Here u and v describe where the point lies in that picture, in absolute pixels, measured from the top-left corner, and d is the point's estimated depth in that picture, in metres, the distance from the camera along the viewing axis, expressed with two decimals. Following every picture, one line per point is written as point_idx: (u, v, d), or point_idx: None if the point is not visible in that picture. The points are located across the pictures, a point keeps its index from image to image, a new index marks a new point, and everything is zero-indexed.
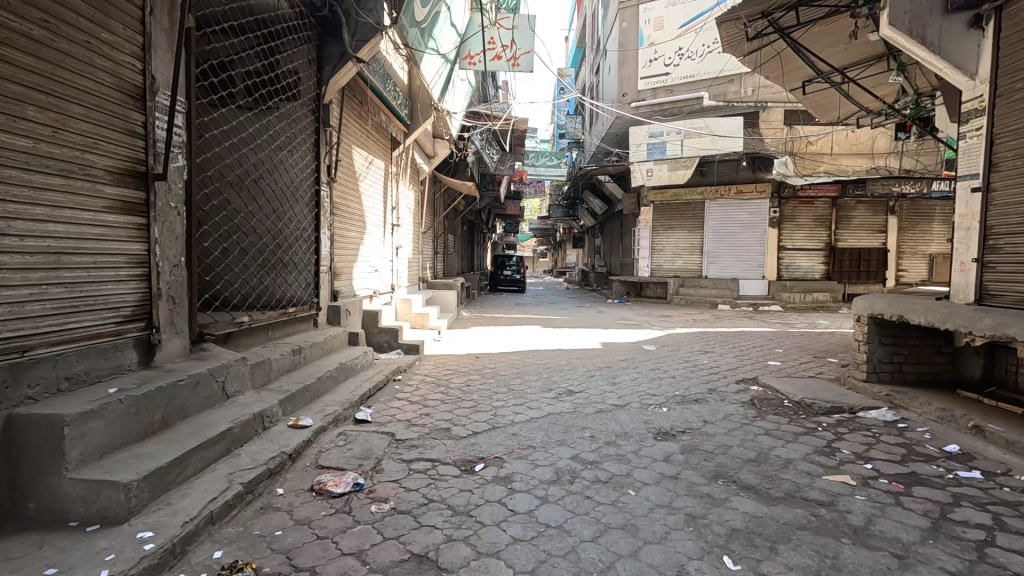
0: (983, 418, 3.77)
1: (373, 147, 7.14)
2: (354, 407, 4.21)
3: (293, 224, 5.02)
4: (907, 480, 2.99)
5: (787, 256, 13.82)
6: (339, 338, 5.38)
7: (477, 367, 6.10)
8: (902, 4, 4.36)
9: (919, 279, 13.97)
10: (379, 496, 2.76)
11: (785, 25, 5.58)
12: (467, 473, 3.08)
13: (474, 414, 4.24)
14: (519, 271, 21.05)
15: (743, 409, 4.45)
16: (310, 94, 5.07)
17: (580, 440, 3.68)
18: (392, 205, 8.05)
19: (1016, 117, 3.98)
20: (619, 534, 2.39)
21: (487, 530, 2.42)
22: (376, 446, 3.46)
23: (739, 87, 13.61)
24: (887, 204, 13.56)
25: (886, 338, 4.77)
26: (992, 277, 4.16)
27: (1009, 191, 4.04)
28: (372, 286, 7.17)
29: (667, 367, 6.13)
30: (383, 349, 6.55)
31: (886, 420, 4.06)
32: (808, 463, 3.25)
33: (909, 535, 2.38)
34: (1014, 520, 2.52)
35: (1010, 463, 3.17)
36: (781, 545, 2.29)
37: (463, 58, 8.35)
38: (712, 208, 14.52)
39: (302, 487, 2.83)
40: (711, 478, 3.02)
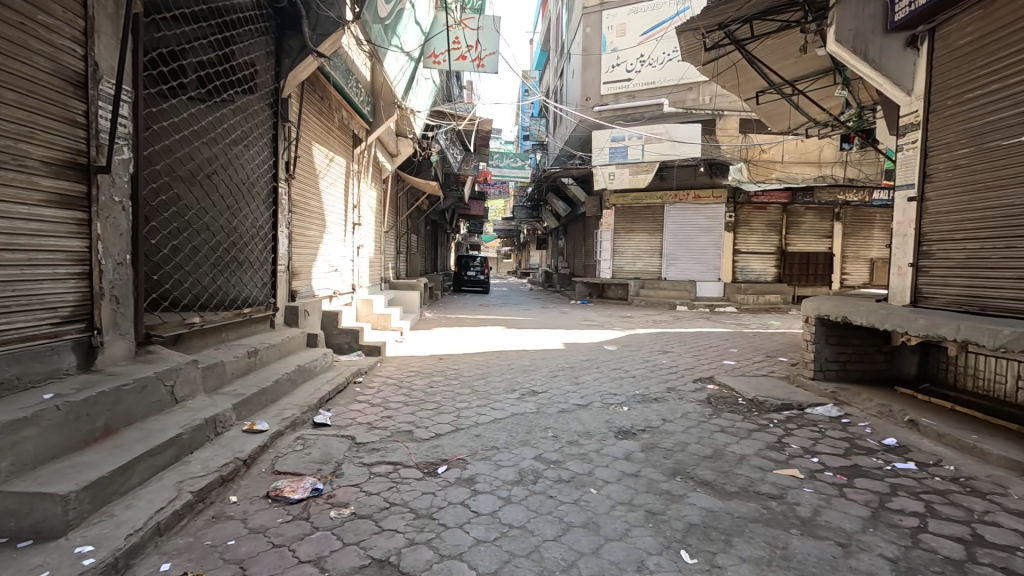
0: (917, 413, 4.03)
1: (334, 144, 6.97)
2: (314, 410, 4.10)
3: (248, 221, 4.81)
4: (850, 472, 3.16)
5: (742, 260, 14.36)
6: (297, 340, 5.23)
7: (441, 368, 6.06)
8: (846, 23, 4.65)
9: (861, 283, 14.81)
10: (339, 501, 2.70)
11: (740, 37, 5.82)
12: (430, 476, 3.05)
13: (437, 416, 4.21)
14: (483, 272, 21.06)
15: (701, 407, 4.59)
16: (267, 88, 4.90)
17: (544, 440, 3.70)
18: (353, 203, 7.88)
19: (948, 132, 4.27)
20: (581, 532, 2.43)
21: (449, 532, 2.40)
22: (336, 450, 3.38)
23: (697, 95, 14.08)
24: (833, 211, 14.32)
25: (831, 338, 5.02)
26: (925, 281, 4.45)
27: (940, 201, 4.34)
28: (331, 286, 6.98)
29: (628, 367, 6.26)
30: (344, 351, 6.41)
31: (831, 416, 4.28)
32: (760, 458, 3.39)
33: (853, 525, 2.52)
34: (944, 507, 2.71)
35: (940, 454, 3.41)
36: (735, 538, 2.38)
37: (427, 57, 8.24)
38: (671, 212, 14.90)
39: (257, 494, 2.73)
40: (670, 475, 3.11)
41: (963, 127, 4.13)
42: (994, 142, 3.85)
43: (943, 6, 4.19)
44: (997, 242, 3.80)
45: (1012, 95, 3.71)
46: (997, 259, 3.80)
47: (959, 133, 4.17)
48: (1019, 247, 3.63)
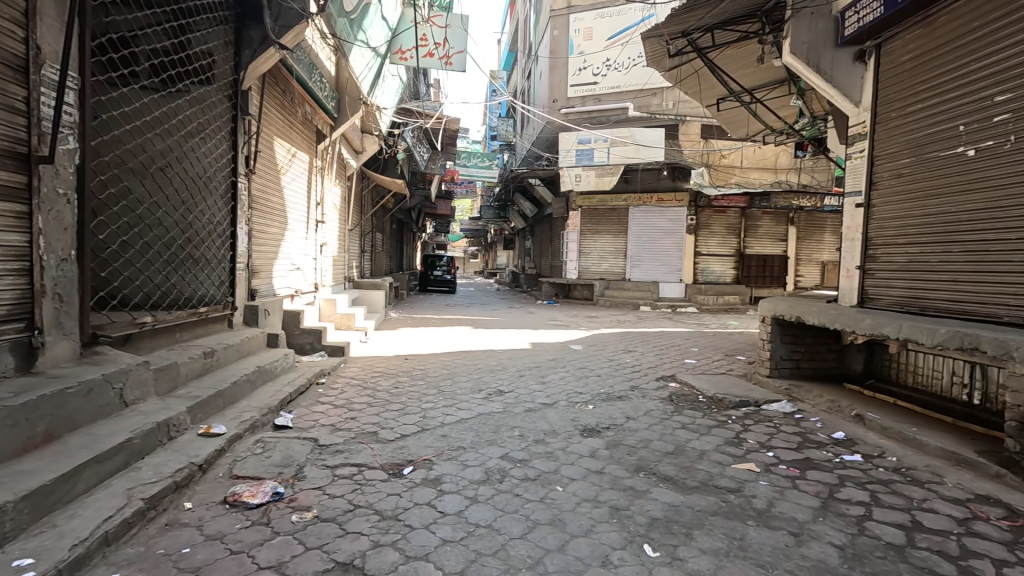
0: (863, 407, 4.25)
1: (296, 139, 6.80)
2: (274, 412, 3.98)
3: (205, 217, 4.64)
4: (802, 465, 3.31)
5: (702, 262, 14.79)
6: (256, 340, 5.07)
7: (406, 369, 6.00)
8: (801, 36, 4.89)
9: (814, 284, 15.50)
10: (301, 505, 2.63)
11: (702, 45, 5.99)
12: (395, 477, 3.02)
13: (402, 417, 4.16)
14: (450, 271, 20.91)
15: (663, 404, 4.71)
16: (226, 79, 4.74)
17: (510, 439, 3.72)
18: (316, 200, 7.71)
19: (891, 143, 4.53)
20: (547, 530, 2.45)
21: (415, 533, 2.38)
22: (297, 453, 3.30)
23: (661, 100, 14.42)
24: (788, 215, 14.95)
25: (786, 337, 5.23)
26: (871, 283, 4.70)
27: (883, 208, 4.60)
28: (293, 285, 6.80)
29: (592, 366, 6.35)
30: (306, 351, 6.26)
31: (785, 412, 4.47)
32: (719, 453, 3.50)
33: (804, 515, 2.64)
34: (887, 496, 2.87)
35: (883, 446, 3.61)
36: (695, 531, 2.45)
37: (394, 53, 8.02)
38: (635, 214, 15.18)
39: (213, 500, 2.63)
40: (634, 471, 3.18)
41: (904, 138, 4.39)
42: (932, 152, 4.11)
43: (889, 23, 4.44)
44: (935, 247, 4.06)
45: (949, 109, 3.97)
46: (935, 263, 4.06)
47: (901, 143, 4.43)
48: (954, 251, 3.88)
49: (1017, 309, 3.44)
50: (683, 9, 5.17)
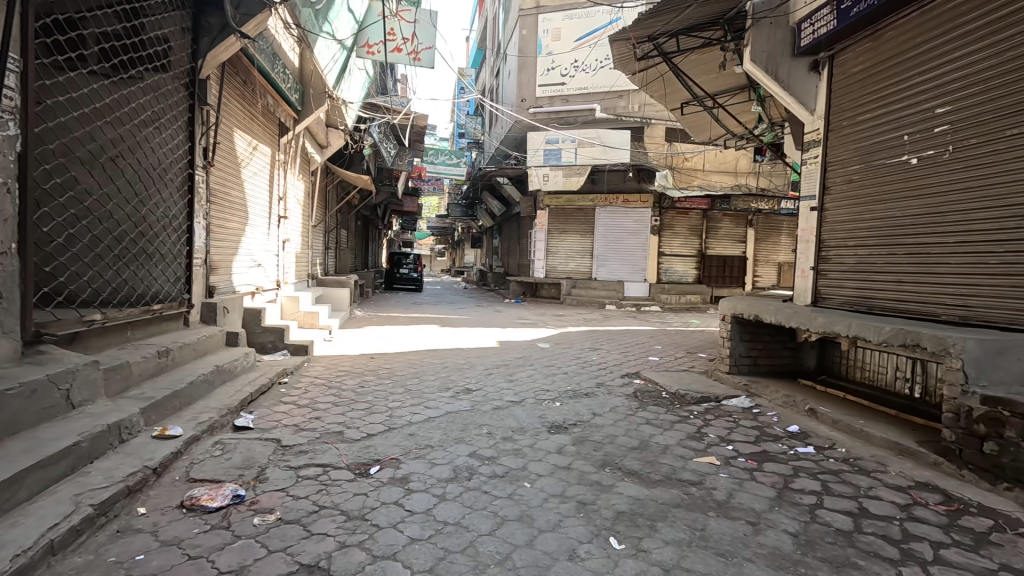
0: (816, 402, 4.45)
1: (258, 131, 6.58)
2: (234, 413, 3.84)
3: (159, 210, 4.44)
4: (759, 457, 3.45)
5: (666, 262, 15.14)
6: (215, 339, 4.89)
7: (373, 367, 5.92)
8: (760, 45, 5.09)
9: (770, 284, 16.12)
10: (263, 507, 2.56)
11: (667, 49, 6.15)
12: (362, 477, 2.97)
13: (369, 416, 4.10)
14: (417, 269, 20.69)
15: (628, 401, 4.81)
16: (182, 67, 4.57)
17: (478, 437, 3.73)
18: (278, 195, 7.49)
19: (843, 149, 4.76)
20: (516, 526, 2.47)
21: (382, 533, 2.36)
22: (259, 454, 3.21)
23: (627, 103, 14.69)
24: (747, 217, 15.48)
25: (744, 334, 5.43)
26: (824, 283, 4.94)
27: (835, 212, 4.83)
28: (253, 282, 6.59)
29: (560, 364, 6.43)
30: (267, 350, 6.09)
31: (744, 407, 4.64)
32: (681, 447, 3.61)
33: (761, 505, 2.75)
34: (837, 485, 3.03)
35: (834, 438, 3.80)
36: (659, 523, 2.52)
37: (360, 47, 7.86)
38: (602, 214, 15.39)
39: (169, 505, 2.53)
40: (600, 466, 3.24)
41: (855, 145, 4.62)
42: (880, 160, 4.34)
43: (842, 36, 4.66)
44: (882, 249, 4.28)
45: (894, 120, 4.21)
46: (880, 265, 4.30)
47: (851, 151, 4.66)
48: (899, 254, 4.12)
49: (954, 309, 3.68)
50: (649, 14, 5.30)
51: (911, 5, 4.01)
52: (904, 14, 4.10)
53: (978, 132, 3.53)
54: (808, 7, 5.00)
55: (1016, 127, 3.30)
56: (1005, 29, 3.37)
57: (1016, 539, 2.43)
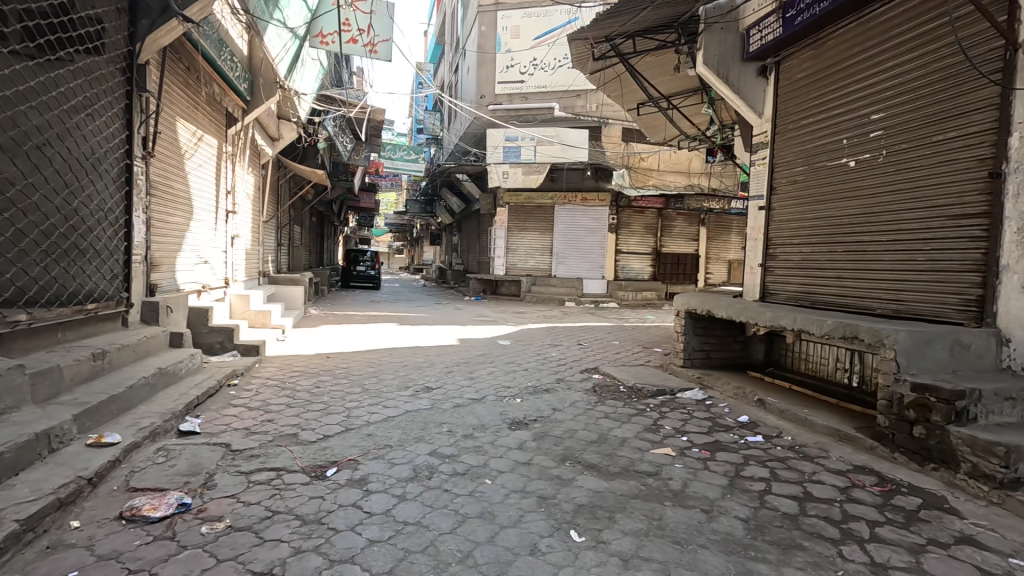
0: (764, 393, 4.65)
1: (203, 121, 6.25)
2: (178, 417, 3.65)
3: (93, 202, 4.14)
4: (712, 447, 3.57)
5: (623, 260, 15.47)
6: (157, 339, 4.63)
7: (328, 367, 5.75)
8: (712, 49, 5.28)
9: (721, 281, 16.74)
10: (211, 515, 2.44)
11: (624, 50, 6.26)
12: (318, 479, 2.89)
13: (325, 417, 3.98)
14: (374, 266, 20.23)
15: (587, 395, 4.88)
16: (118, 50, 4.28)
17: (438, 435, 3.69)
18: (226, 188, 7.16)
19: (788, 152, 5.00)
20: (477, 523, 2.46)
21: (340, 536, 2.30)
22: (207, 459, 3.06)
23: (585, 102, 14.90)
24: (699, 216, 16.03)
25: (698, 329, 5.62)
26: (771, 279, 5.17)
27: (781, 212, 5.07)
28: (199, 279, 6.27)
29: (520, 361, 6.45)
30: (215, 351, 5.81)
31: (697, 399, 4.80)
32: (639, 440, 3.69)
33: (714, 493, 2.85)
34: (783, 471, 3.18)
35: (781, 427, 3.98)
36: (618, 514, 2.57)
37: (313, 36, 7.45)
38: (561, 212, 15.54)
39: (106, 516, 2.37)
40: (560, 461, 3.27)
41: (799, 149, 4.86)
42: (822, 162, 4.58)
43: (787, 43, 4.89)
44: (824, 247, 4.52)
45: (834, 124, 4.45)
46: (822, 262, 4.53)
47: (796, 153, 4.90)
48: (839, 252, 4.36)
49: (887, 303, 3.93)
50: (606, 15, 5.38)
51: (849, 17, 4.26)
52: (843, 24, 4.34)
53: (908, 138, 3.79)
54: (756, 13, 5.22)
55: (942, 133, 3.56)
56: (934, 41, 3.62)
57: (942, 515, 2.62)
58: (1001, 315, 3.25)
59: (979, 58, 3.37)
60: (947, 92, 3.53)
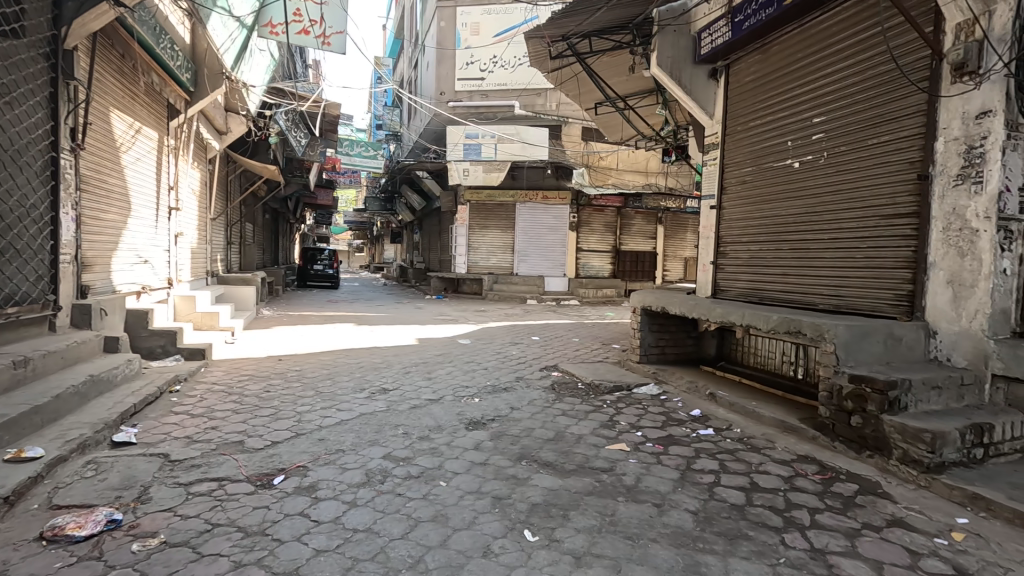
0: (715, 387, 4.79)
1: (140, 112, 5.89)
2: (112, 427, 3.43)
3: (14, 198, 3.84)
4: (665, 442, 3.65)
5: (583, 258, 15.66)
6: (89, 344, 4.35)
7: (280, 370, 5.55)
8: (665, 51, 5.40)
9: (678, 278, 17.19)
10: (144, 531, 2.30)
11: (581, 50, 6.32)
12: (263, 488, 2.77)
13: (274, 422, 3.84)
14: (332, 265, 19.70)
15: (546, 393, 4.90)
16: (40, 34, 3.98)
17: (394, 438, 3.61)
18: (168, 184, 6.79)
19: (737, 152, 5.16)
20: (430, 526, 2.42)
21: (284, 547, 2.21)
22: (142, 471, 2.88)
23: (545, 101, 14.97)
24: (657, 215, 16.39)
25: (653, 325, 5.73)
26: (723, 276, 5.32)
27: (731, 210, 5.22)
28: (139, 280, 5.92)
29: (480, 360, 6.41)
30: (156, 356, 5.51)
31: (652, 394, 4.90)
32: (595, 436, 3.73)
33: (666, 487, 2.91)
34: (732, 463, 3.27)
35: (731, 420, 4.11)
36: (572, 512, 2.58)
37: (262, 26, 7.16)
38: (522, 210, 15.57)
39: (24, 538, 2.19)
40: (516, 460, 3.26)
41: (747, 149, 5.02)
42: (768, 163, 4.74)
43: (735, 48, 5.05)
44: (772, 245, 4.68)
45: (780, 127, 4.62)
46: (770, 259, 4.70)
47: (744, 154, 5.06)
48: (785, 250, 4.52)
49: (829, 298, 4.10)
50: (562, 14, 5.41)
51: (792, 23, 4.45)
52: (788, 31, 4.51)
53: (847, 140, 3.96)
54: (707, 17, 5.37)
55: (877, 137, 3.74)
56: (869, 49, 3.80)
57: (876, 500, 2.76)
58: (929, 309, 3.45)
59: (909, 66, 3.57)
60: (881, 98, 3.72)
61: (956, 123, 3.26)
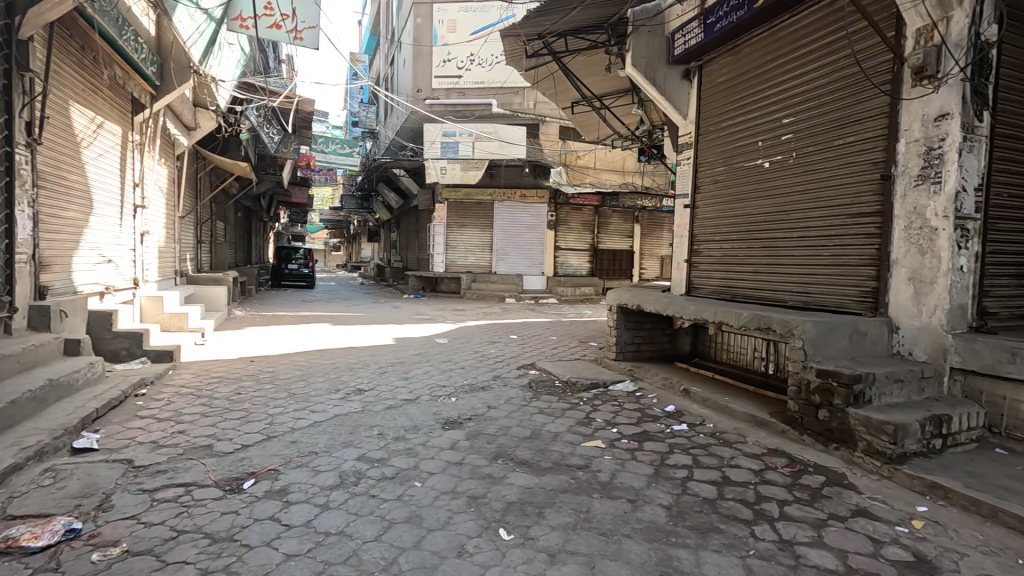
0: (689, 383, 4.86)
1: (103, 107, 5.68)
2: (73, 433, 3.30)
3: None
4: (640, 438, 3.69)
5: (561, 256, 15.74)
6: (48, 347, 4.18)
7: (252, 372, 5.43)
8: (639, 51, 5.45)
9: (655, 276, 17.44)
10: (105, 540, 2.22)
11: (557, 49, 6.33)
12: (232, 493, 2.70)
13: (245, 425, 3.75)
14: (308, 264, 19.36)
15: (523, 392, 4.91)
16: None
17: (368, 439, 3.57)
18: (133, 181, 6.57)
19: (710, 152, 5.24)
20: (404, 528, 2.40)
21: (253, 552, 2.16)
22: (104, 478, 2.78)
23: (523, 99, 14.98)
24: (633, 214, 16.59)
25: (629, 322, 5.79)
26: (696, 274, 5.40)
27: (705, 210, 5.30)
28: (102, 280, 5.72)
29: (457, 359, 6.38)
30: (121, 358, 5.34)
31: (628, 391, 4.95)
32: (571, 434, 3.75)
33: (640, 483, 2.94)
34: (705, 458, 3.33)
35: (704, 416, 4.17)
36: (547, 509, 2.59)
37: (231, 19, 6.95)
38: (500, 209, 15.56)
39: None
40: (492, 459, 3.25)
41: (720, 149, 5.10)
42: (740, 163, 4.83)
43: (707, 48, 5.12)
44: (744, 243, 4.77)
45: (750, 127, 4.71)
46: (742, 257, 4.79)
47: (717, 154, 5.14)
48: (756, 248, 4.62)
49: (797, 295, 4.20)
50: (537, 12, 5.40)
51: (762, 26, 4.54)
52: (758, 33, 4.60)
53: (814, 141, 4.06)
54: (680, 18, 5.44)
55: (843, 138, 3.84)
56: (835, 52, 3.90)
57: (842, 491, 2.84)
58: (892, 305, 3.56)
59: (872, 69, 3.68)
60: (846, 100, 3.82)
61: (916, 125, 3.37)
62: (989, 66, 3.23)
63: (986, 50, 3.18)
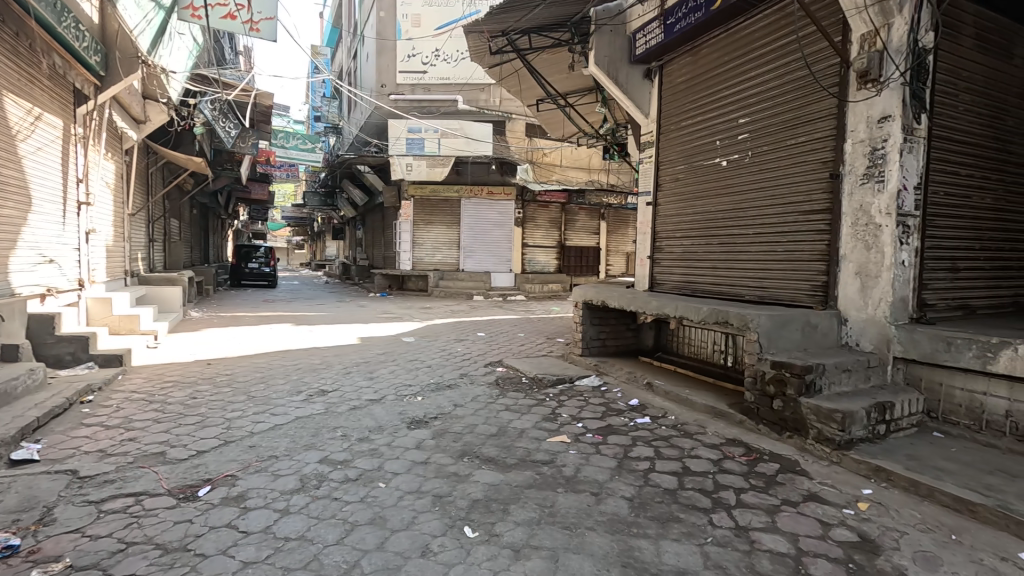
0: (652, 376, 4.97)
1: (41, 97, 5.36)
2: (10, 444, 3.11)
3: None
4: (605, 432, 3.75)
5: (528, 253, 15.82)
6: None
7: (209, 375, 5.24)
8: (602, 50, 5.51)
9: (620, 273, 17.74)
10: (46, 556, 2.10)
11: (521, 46, 6.33)
12: (186, 501, 2.60)
13: (201, 431, 3.62)
14: (269, 263, 18.80)
15: (490, 389, 4.91)
16: None
17: (331, 440, 3.50)
18: (76, 176, 6.23)
19: (671, 151, 5.35)
20: (367, 530, 2.37)
21: (208, 562, 2.09)
22: (45, 491, 2.64)
23: (489, 96, 14.95)
24: (599, 212, 16.84)
25: (594, 318, 5.87)
26: (659, 270, 5.52)
27: (666, 207, 5.42)
28: (42, 281, 5.40)
29: (424, 357, 6.33)
30: (65, 364, 5.07)
31: (594, 385, 5.03)
32: (537, 429, 3.78)
33: (603, 476, 2.99)
34: (666, 449, 3.41)
35: (666, 408, 4.28)
36: (512, 505, 2.61)
37: (182, 8, 6.71)
38: (467, 206, 15.50)
39: None
40: (458, 457, 3.24)
41: (680, 148, 5.22)
42: (699, 162, 4.95)
43: (668, 49, 5.23)
44: (703, 240, 4.89)
45: (709, 127, 4.83)
46: (701, 253, 4.91)
47: (677, 153, 5.26)
48: (714, 245, 4.75)
49: (754, 289, 4.35)
50: (500, 10, 5.37)
51: (718, 28, 4.67)
52: (715, 35, 4.73)
53: (768, 140, 4.21)
54: (641, 19, 5.54)
55: (795, 137, 3.99)
56: (786, 55, 4.05)
57: (794, 477, 2.96)
58: (841, 299, 3.72)
59: (821, 72, 3.84)
60: (797, 101, 3.97)
61: (861, 126, 3.54)
62: (926, 71, 3.42)
63: (923, 56, 3.36)
